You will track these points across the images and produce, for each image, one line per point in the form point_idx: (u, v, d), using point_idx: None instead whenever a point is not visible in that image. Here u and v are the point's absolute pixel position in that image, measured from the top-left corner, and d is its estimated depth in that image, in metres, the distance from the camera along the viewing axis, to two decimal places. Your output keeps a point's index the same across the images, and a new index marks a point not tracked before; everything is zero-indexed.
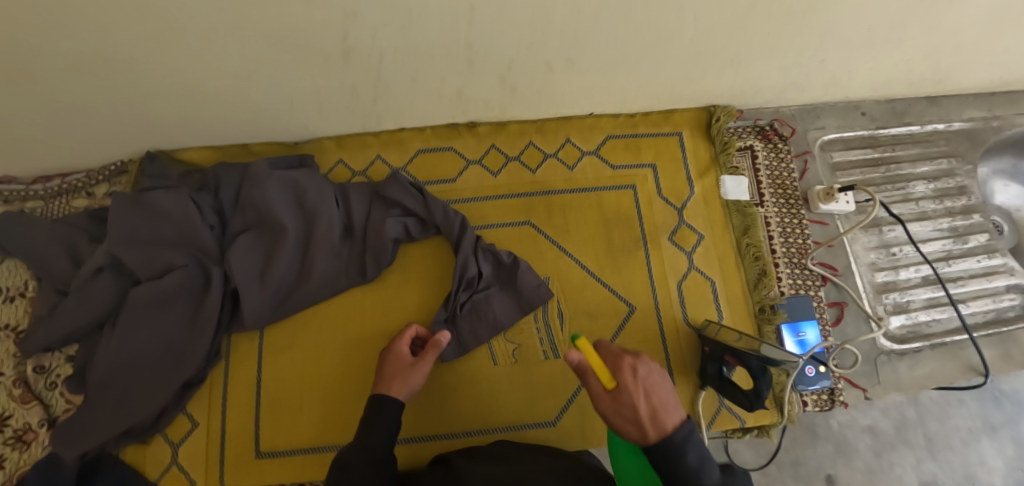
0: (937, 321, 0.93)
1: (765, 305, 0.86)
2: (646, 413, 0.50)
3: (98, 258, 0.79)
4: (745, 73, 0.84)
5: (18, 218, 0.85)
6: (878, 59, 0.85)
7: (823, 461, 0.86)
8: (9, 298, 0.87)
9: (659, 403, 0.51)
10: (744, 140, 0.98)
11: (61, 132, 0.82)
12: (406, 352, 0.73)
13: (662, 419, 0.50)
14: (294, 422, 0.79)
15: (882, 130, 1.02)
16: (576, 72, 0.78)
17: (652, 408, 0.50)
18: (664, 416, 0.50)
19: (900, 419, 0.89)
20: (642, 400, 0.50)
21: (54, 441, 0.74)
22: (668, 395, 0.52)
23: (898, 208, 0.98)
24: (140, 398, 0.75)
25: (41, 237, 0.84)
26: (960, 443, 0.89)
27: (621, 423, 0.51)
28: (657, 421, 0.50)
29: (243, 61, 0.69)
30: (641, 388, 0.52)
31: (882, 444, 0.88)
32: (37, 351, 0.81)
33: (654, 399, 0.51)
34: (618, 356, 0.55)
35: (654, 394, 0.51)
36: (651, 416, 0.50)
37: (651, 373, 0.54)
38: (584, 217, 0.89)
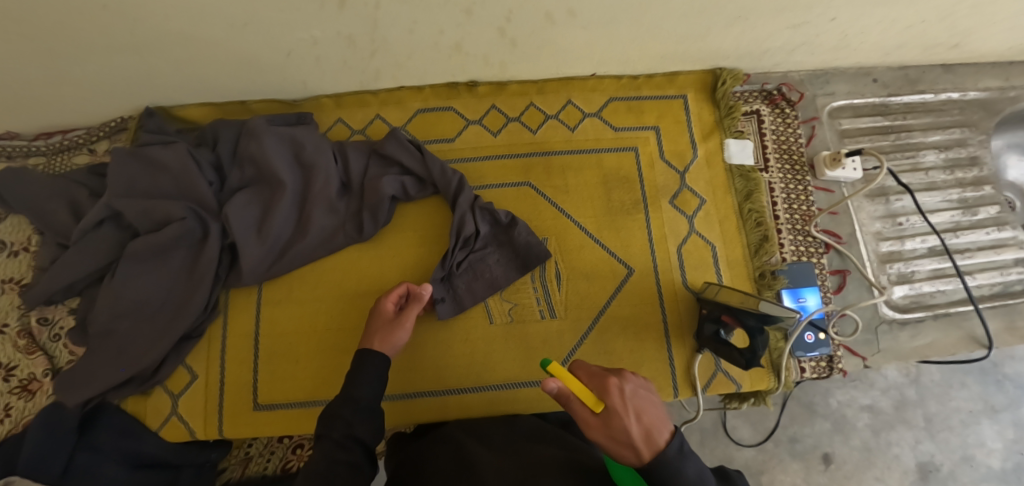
0: (942, 292, 0.90)
1: (765, 271, 0.85)
2: (639, 436, 0.46)
3: (97, 210, 0.79)
4: (752, 32, 0.83)
5: (20, 173, 0.85)
6: (893, 19, 0.82)
7: (821, 439, 0.87)
8: (13, 253, 0.87)
9: (651, 422, 0.47)
10: (750, 104, 0.96)
11: (59, 85, 0.81)
12: (390, 310, 0.72)
13: (656, 438, 0.46)
14: (291, 376, 0.80)
15: (894, 98, 0.99)
16: (576, 26, 0.76)
17: (645, 429, 0.47)
18: (657, 434, 0.47)
19: (901, 399, 0.89)
20: (635, 424, 0.46)
21: (56, 389, 0.76)
22: (658, 411, 0.48)
23: (906, 177, 0.96)
24: (140, 349, 0.76)
25: (44, 190, 0.85)
26: (959, 425, 0.88)
27: (613, 447, 0.47)
28: (652, 440, 0.46)
29: (238, 11, 0.68)
30: (631, 409, 0.47)
31: (880, 423, 0.88)
32: (40, 303, 0.81)
33: (647, 420, 0.47)
34: (601, 375, 0.50)
35: (646, 414, 0.47)
36: (645, 438, 0.47)
37: (638, 389, 0.49)
38: (583, 179, 0.88)
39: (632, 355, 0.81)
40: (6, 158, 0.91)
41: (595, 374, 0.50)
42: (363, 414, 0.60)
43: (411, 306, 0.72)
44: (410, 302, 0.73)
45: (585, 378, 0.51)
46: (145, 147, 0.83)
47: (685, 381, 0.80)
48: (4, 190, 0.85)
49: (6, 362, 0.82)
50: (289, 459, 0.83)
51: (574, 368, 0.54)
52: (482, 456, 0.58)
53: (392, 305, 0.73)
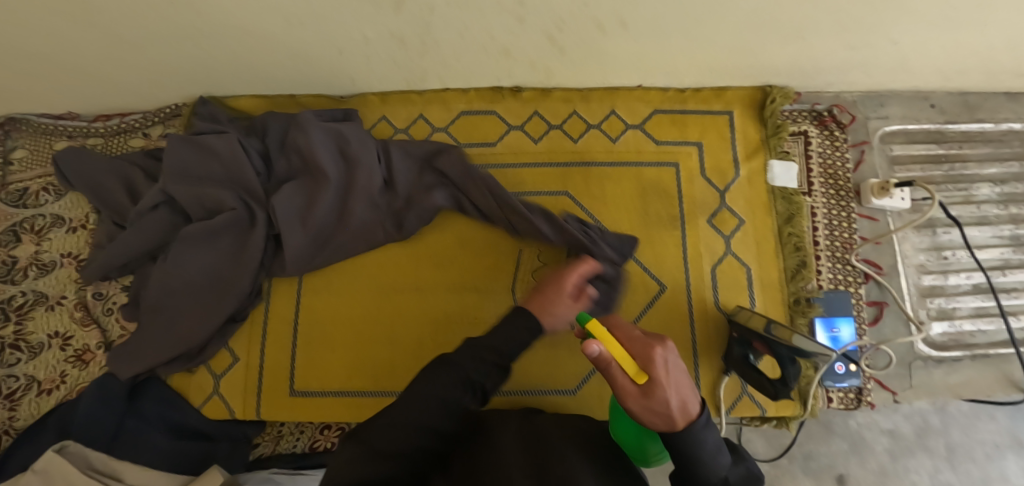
0: (982, 332, 0.88)
1: (801, 297, 0.83)
2: (676, 407, 0.47)
3: (153, 193, 0.82)
4: (808, 51, 0.81)
5: (82, 150, 0.89)
6: (958, 44, 0.79)
7: (836, 458, 0.84)
8: (71, 228, 0.92)
9: (686, 393, 0.48)
10: (798, 124, 0.93)
11: (121, 72, 0.85)
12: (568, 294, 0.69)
13: (690, 409, 0.48)
14: (325, 364, 0.83)
15: (950, 125, 0.96)
16: (628, 37, 0.76)
17: (682, 400, 0.48)
18: (690, 405, 0.48)
19: (922, 425, 0.85)
20: (674, 395, 0.47)
21: (110, 362, 0.80)
22: (691, 384, 0.50)
23: (956, 209, 0.93)
24: (189, 329, 0.80)
25: (104, 168, 0.88)
26: (983, 458, 0.83)
27: (647, 416, 0.48)
28: (686, 410, 0.48)
29: (295, 7, 0.69)
30: (672, 381, 0.48)
31: (899, 448, 0.84)
32: (97, 279, 0.85)
33: (684, 391, 0.48)
34: (644, 346, 0.51)
35: (682, 386, 0.49)
36: (680, 408, 0.48)
37: (677, 363, 0.50)
38: (621, 191, 0.88)
39: None
40: (67, 137, 0.96)
41: (641, 344, 0.51)
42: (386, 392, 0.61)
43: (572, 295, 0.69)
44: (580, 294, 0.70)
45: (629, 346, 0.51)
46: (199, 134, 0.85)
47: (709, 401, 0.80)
48: (66, 168, 0.88)
49: (63, 332, 0.87)
50: (316, 439, 0.84)
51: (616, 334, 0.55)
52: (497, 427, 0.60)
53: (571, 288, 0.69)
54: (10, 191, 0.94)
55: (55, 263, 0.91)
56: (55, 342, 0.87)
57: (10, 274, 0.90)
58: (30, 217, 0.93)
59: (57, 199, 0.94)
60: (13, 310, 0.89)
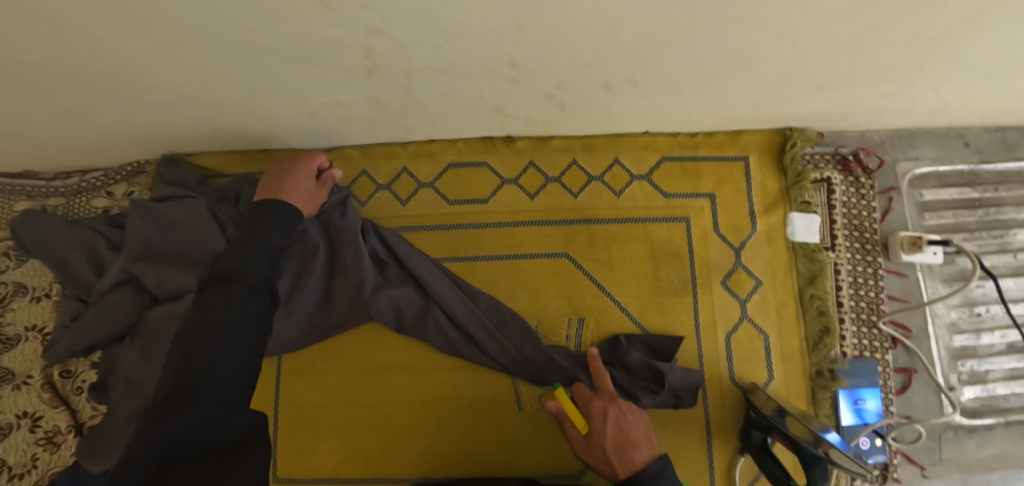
0: (1017, 395, 0.82)
1: (823, 369, 0.77)
2: (614, 454, 0.56)
3: (117, 270, 0.76)
4: (839, 99, 0.72)
5: (37, 215, 0.81)
6: (1005, 88, 0.71)
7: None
8: (35, 298, 0.86)
9: (627, 442, 0.56)
10: (820, 170, 0.85)
11: (74, 138, 0.77)
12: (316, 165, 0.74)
13: (631, 458, 0.55)
14: (313, 448, 0.77)
15: (985, 166, 0.87)
16: (637, 93, 0.68)
17: (620, 447, 0.56)
18: (632, 454, 0.56)
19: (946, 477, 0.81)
20: (610, 442, 0.56)
21: (81, 452, 0.73)
22: (640, 436, 0.57)
23: (991, 259, 0.85)
24: None
25: (61, 239, 0.80)
26: (998, 478, 0.79)
27: (595, 461, 0.58)
28: (627, 459, 0.55)
29: (258, 76, 0.61)
30: (609, 430, 0.57)
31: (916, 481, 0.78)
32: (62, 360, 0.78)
33: (624, 438, 0.57)
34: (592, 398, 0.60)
35: (626, 437, 0.57)
36: (619, 454, 0.56)
37: (623, 416, 0.58)
38: (629, 252, 0.81)
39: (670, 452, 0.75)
40: (26, 197, 0.88)
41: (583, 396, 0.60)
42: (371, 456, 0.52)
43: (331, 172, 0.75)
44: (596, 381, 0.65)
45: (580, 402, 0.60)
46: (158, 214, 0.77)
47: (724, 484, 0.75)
48: (18, 233, 0.80)
49: (31, 412, 0.82)
50: None
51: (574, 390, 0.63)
52: None
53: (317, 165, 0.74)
54: None
55: (19, 338, 0.85)
56: (24, 422, 0.82)
57: None
58: None
59: (17, 265, 0.87)
60: None
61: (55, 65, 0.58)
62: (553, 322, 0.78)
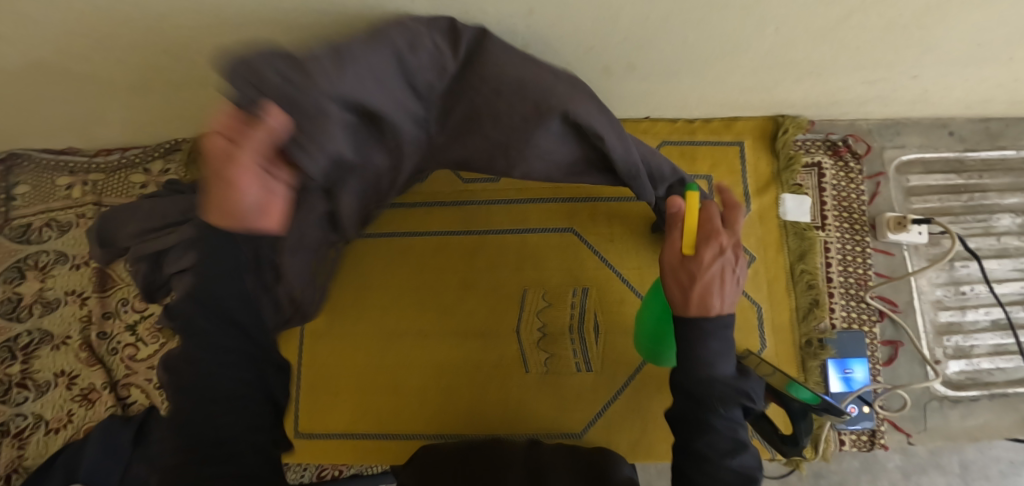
0: (1001, 370, 0.86)
1: (813, 338, 0.82)
2: (698, 291, 0.49)
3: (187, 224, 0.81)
4: (824, 86, 0.77)
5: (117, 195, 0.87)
6: (981, 78, 0.76)
7: (847, 476, 0.85)
8: (75, 266, 0.92)
9: (719, 289, 0.49)
10: (811, 155, 0.90)
11: (116, 116, 0.83)
12: (214, 141, 0.37)
13: (710, 301, 0.49)
14: (330, 407, 0.82)
15: (970, 153, 0.91)
16: (636, 77, 0.74)
17: (708, 289, 0.49)
18: (711, 300, 0.49)
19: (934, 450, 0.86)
20: (706, 278, 0.49)
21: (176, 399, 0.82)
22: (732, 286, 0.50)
23: (975, 241, 0.89)
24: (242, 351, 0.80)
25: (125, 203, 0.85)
26: (998, 475, 0.86)
27: (671, 285, 0.51)
28: (708, 297, 0.49)
29: None
30: (713, 267, 0.49)
31: (912, 466, 0.85)
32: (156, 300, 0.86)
33: (717, 283, 0.49)
34: (715, 230, 0.51)
35: (722, 279, 0.49)
36: (701, 295, 0.49)
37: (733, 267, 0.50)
38: (630, 228, 0.86)
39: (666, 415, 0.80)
40: (68, 172, 0.95)
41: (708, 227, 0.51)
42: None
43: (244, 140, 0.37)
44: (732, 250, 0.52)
45: (700, 226, 0.52)
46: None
47: None
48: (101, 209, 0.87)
49: (69, 370, 0.88)
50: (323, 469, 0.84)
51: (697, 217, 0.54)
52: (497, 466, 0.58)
53: (227, 136, 0.37)
54: (14, 227, 0.93)
55: (59, 301, 0.91)
56: (61, 380, 0.87)
57: (15, 312, 0.90)
58: (34, 254, 0.92)
59: (59, 235, 0.93)
60: (19, 349, 0.89)
61: None
62: (558, 291, 0.83)
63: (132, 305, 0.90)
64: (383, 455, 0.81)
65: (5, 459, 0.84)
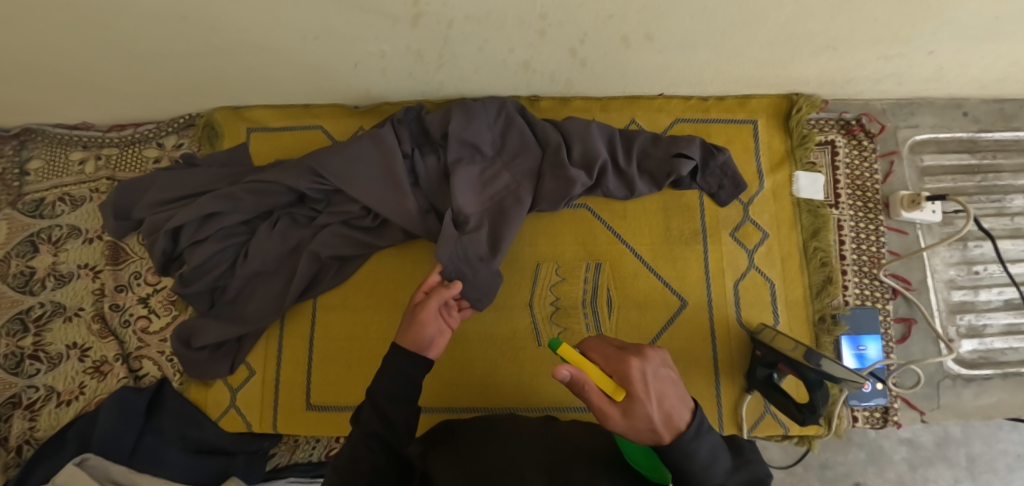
0: (1014, 350, 0.86)
1: (826, 314, 0.82)
2: (660, 420, 0.40)
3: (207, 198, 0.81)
4: (840, 61, 0.77)
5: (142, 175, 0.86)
6: (998, 54, 0.75)
7: (853, 468, 0.86)
8: (88, 239, 0.92)
9: (671, 403, 0.41)
10: (824, 134, 0.90)
11: (132, 86, 0.83)
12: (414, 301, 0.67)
13: (677, 420, 0.40)
14: (344, 380, 0.83)
15: (984, 133, 0.91)
16: (652, 49, 0.73)
17: (666, 412, 0.40)
18: (677, 417, 0.40)
19: (944, 436, 0.87)
20: (656, 407, 0.40)
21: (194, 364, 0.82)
22: (678, 388, 0.42)
23: (989, 222, 0.89)
24: (259, 316, 0.81)
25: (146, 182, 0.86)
26: (1005, 469, 0.85)
27: (633, 437, 0.41)
28: (671, 422, 0.40)
29: (310, 23, 0.67)
30: (651, 393, 0.40)
31: (919, 458, 0.86)
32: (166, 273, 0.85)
33: (667, 402, 0.40)
34: (619, 358, 0.43)
35: (666, 397, 0.41)
36: (666, 421, 0.40)
37: (658, 368, 0.42)
38: (644, 205, 0.85)
39: None
40: (82, 146, 0.95)
41: (614, 357, 0.43)
42: (390, 368, 0.57)
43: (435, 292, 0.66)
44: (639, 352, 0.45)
45: (603, 362, 0.45)
46: (221, 164, 0.87)
47: (732, 421, 0.80)
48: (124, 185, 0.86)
49: (81, 343, 0.88)
50: (333, 447, 0.85)
51: (588, 351, 0.48)
52: (513, 431, 0.57)
53: (425, 294, 0.68)
54: (27, 201, 0.94)
55: (72, 275, 0.91)
56: (73, 353, 0.88)
57: (28, 285, 0.90)
58: (46, 228, 0.93)
59: (72, 209, 0.93)
60: (31, 321, 0.89)
61: (131, 6, 0.64)
62: (572, 266, 0.84)
63: (144, 279, 0.91)
64: None
65: (16, 430, 0.84)
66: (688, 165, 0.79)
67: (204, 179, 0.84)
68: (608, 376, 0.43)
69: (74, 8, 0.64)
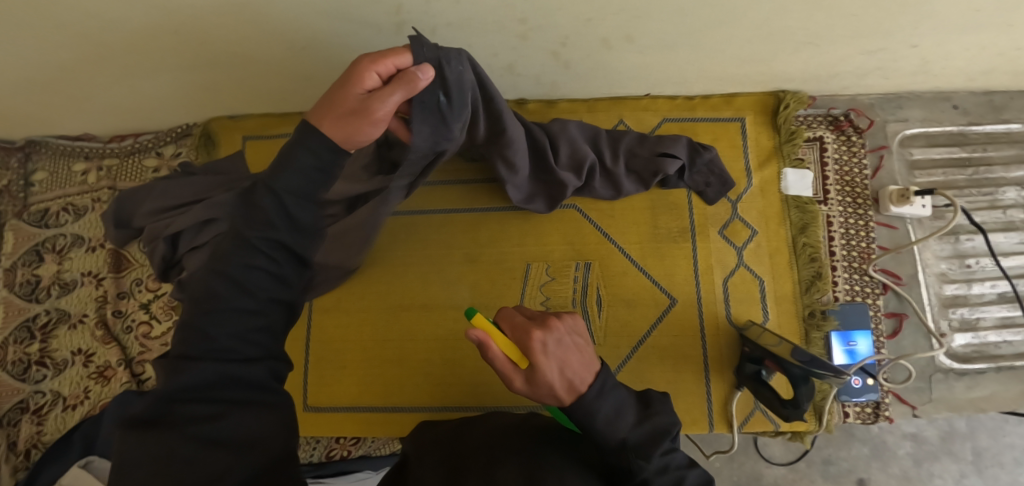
0: (1008, 343, 0.86)
1: (815, 310, 0.83)
2: (562, 386, 0.42)
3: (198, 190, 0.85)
4: (823, 57, 0.77)
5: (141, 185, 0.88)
6: (983, 45, 0.75)
7: (857, 464, 0.87)
8: (91, 248, 0.95)
9: (574, 370, 0.43)
10: (813, 130, 0.91)
11: (129, 98, 0.86)
12: (362, 88, 0.48)
13: (577, 385, 0.43)
14: (339, 380, 0.85)
15: (974, 126, 0.91)
16: (633, 50, 0.74)
17: (568, 380, 0.42)
18: (579, 381, 0.43)
19: (948, 430, 0.87)
20: (558, 376, 0.42)
21: None
22: (582, 355, 0.44)
23: (980, 215, 0.88)
24: None
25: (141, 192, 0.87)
26: (1012, 462, 0.86)
27: (535, 396, 0.44)
28: (573, 387, 0.43)
29: (296, 33, 0.69)
30: (555, 363, 0.42)
31: (923, 453, 0.86)
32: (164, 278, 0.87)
33: (568, 371, 0.42)
34: (527, 327, 0.43)
35: (570, 364, 0.42)
36: (566, 387, 0.43)
37: (563, 336, 0.43)
38: (632, 204, 0.86)
39: (669, 385, 0.81)
40: (84, 157, 0.97)
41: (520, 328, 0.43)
42: None
43: (395, 86, 0.47)
44: (549, 315, 0.45)
45: (509, 329, 0.44)
46: (216, 172, 0.89)
47: (722, 417, 0.80)
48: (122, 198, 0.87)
49: (85, 349, 0.90)
50: (332, 448, 0.87)
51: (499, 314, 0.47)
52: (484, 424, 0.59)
53: (378, 80, 0.49)
54: (33, 212, 0.96)
55: (75, 282, 0.93)
56: (78, 358, 0.90)
57: (34, 293, 0.93)
58: (51, 237, 0.95)
59: (76, 219, 0.96)
60: (37, 328, 0.91)
61: (124, 22, 0.66)
62: (561, 265, 0.85)
63: (145, 285, 0.93)
64: (389, 426, 0.83)
65: (24, 434, 0.87)
66: (674, 165, 0.80)
67: (200, 188, 0.85)
68: (514, 344, 0.43)
69: (69, 25, 0.67)
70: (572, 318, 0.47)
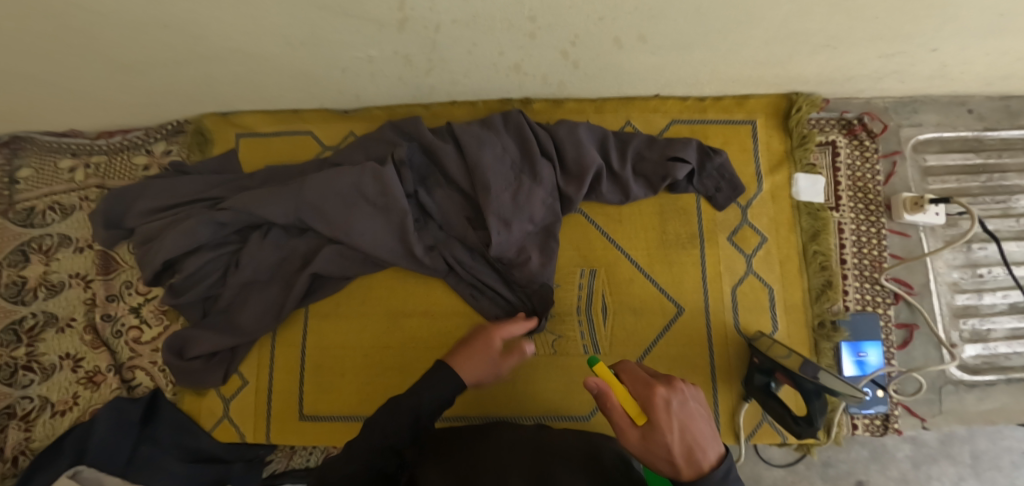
0: (1019, 354, 0.84)
1: (825, 320, 0.81)
2: (680, 453, 0.44)
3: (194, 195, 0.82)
4: (840, 59, 0.75)
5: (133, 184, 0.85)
6: (1004, 50, 0.72)
7: (857, 466, 0.84)
8: (79, 248, 0.92)
9: (695, 439, 0.44)
10: (826, 134, 0.88)
11: (118, 94, 0.82)
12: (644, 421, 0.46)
13: (698, 458, 0.43)
14: (336, 388, 0.83)
15: (989, 132, 0.89)
16: (646, 50, 0.71)
17: (687, 446, 0.44)
18: (701, 454, 0.43)
19: (947, 433, 0.85)
20: (676, 440, 0.44)
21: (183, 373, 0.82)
22: (707, 428, 0.45)
23: (994, 223, 0.86)
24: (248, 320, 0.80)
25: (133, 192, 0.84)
26: (1010, 466, 0.84)
27: (653, 460, 0.45)
28: (693, 458, 0.43)
29: (293, 30, 0.65)
30: (674, 424, 0.44)
31: (921, 456, 0.84)
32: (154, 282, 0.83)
33: (691, 438, 0.44)
34: (648, 384, 0.47)
35: (691, 432, 0.44)
36: (685, 455, 0.44)
37: (687, 404, 0.46)
38: (640, 209, 0.84)
39: None
40: (71, 154, 0.94)
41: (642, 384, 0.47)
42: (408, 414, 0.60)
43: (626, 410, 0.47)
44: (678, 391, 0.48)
45: (632, 386, 0.49)
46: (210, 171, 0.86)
47: (729, 428, 0.79)
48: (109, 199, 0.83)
49: (74, 354, 0.88)
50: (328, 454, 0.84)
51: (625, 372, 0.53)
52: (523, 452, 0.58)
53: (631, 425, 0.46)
54: (18, 210, 0.93)
55: (63, 284, 0.90)
56: (66, 363, 0.87)
57: (20, 295, 0.90)
58: (38, 237, 0.92)
59: (62, 218, 0.93)
60: (23, 332, 0.88)
61: (110, 16, 0.63)
62: (566, 272, 0.82)
63: (136, 288, 0.90)
64: None
65: (11, 441, 0.84)
66: (684, 170, 0.78)
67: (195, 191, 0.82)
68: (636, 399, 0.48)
69: (52, 18, 0.63)
70: (695, 389, 0.49)
